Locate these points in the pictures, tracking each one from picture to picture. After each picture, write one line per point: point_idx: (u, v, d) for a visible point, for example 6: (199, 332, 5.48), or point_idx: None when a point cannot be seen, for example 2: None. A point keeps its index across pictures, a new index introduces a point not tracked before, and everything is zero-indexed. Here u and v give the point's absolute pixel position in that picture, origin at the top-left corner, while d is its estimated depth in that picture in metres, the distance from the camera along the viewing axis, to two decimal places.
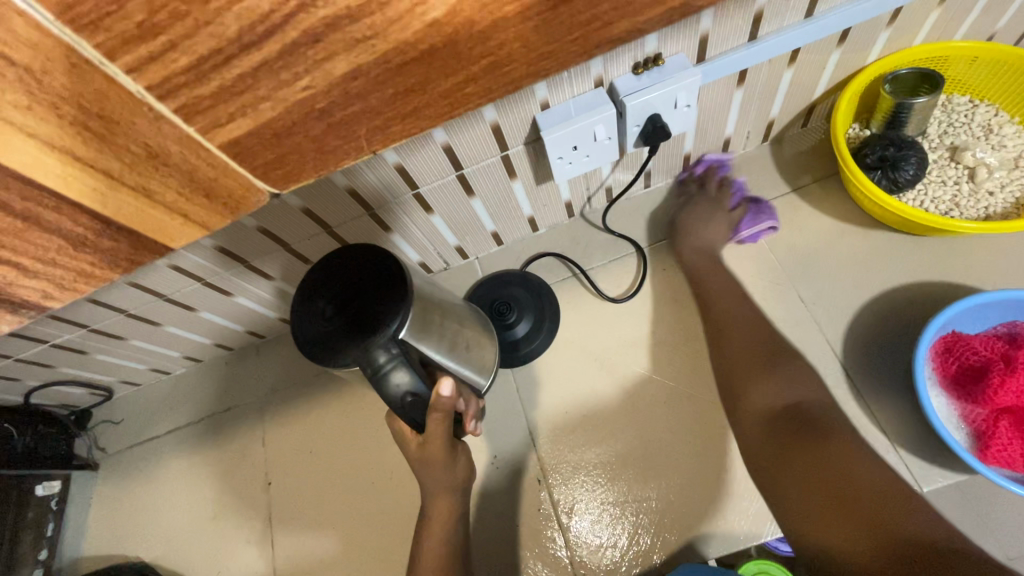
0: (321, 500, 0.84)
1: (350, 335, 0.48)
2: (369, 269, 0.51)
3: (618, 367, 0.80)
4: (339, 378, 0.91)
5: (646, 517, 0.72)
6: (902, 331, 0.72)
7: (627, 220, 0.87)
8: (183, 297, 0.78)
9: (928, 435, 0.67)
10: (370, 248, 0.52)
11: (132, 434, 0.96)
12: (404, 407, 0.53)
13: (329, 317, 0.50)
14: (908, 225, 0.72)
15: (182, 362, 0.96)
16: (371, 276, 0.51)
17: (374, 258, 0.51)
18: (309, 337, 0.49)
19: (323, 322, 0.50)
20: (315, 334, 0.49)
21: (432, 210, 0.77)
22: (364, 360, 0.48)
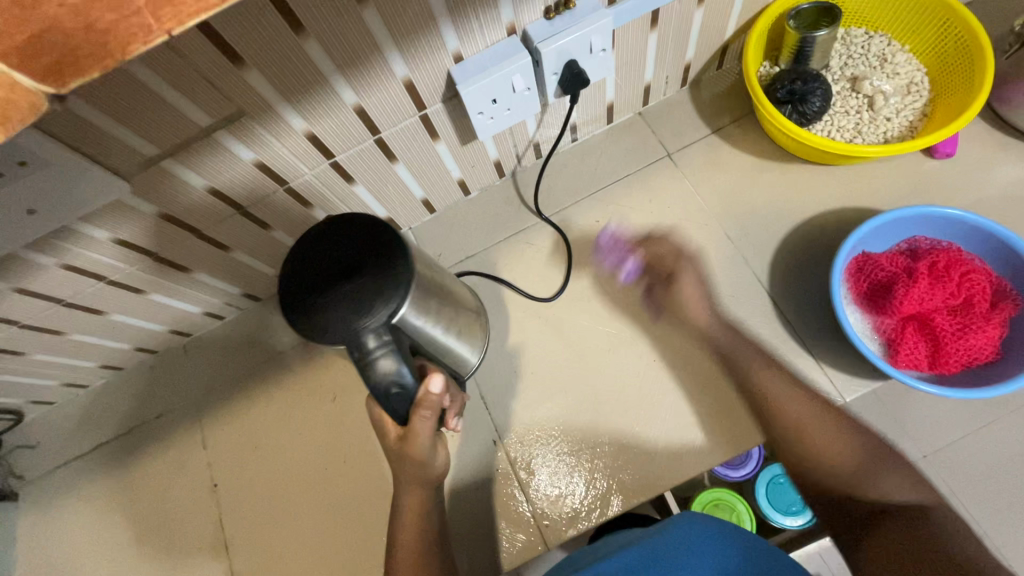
0: (273, 495, 0.81)
1: (342, 309, 0.46)
2: (368, 244, 0.49)
3: (562, 322, 0.80)
4: (279, 368, 0.86)
5: (600, 462, 0.74)
6: (819, 256, 0.77)
7: (557, 177, 0.87)
8: (87, 300, 0.71)
9: (848, 349, 0.72)
10: (373, 222, 0.49)
11: (53, 457, 0.88)
12: (387, 397, 0.48)
13: (319, 288, 0.47)
14: (819, 155, 0.76)
15: (100, 373, 0.88)
16: (370, 251, 0.48)
17: (377, 232, 0.49)
18: (298, 304, 0.47)
19: (315, 291, 0.47)
20: (304, 303, 0.47)
21: (355, 180, 0.73)
22: (351, 340, 0.46)
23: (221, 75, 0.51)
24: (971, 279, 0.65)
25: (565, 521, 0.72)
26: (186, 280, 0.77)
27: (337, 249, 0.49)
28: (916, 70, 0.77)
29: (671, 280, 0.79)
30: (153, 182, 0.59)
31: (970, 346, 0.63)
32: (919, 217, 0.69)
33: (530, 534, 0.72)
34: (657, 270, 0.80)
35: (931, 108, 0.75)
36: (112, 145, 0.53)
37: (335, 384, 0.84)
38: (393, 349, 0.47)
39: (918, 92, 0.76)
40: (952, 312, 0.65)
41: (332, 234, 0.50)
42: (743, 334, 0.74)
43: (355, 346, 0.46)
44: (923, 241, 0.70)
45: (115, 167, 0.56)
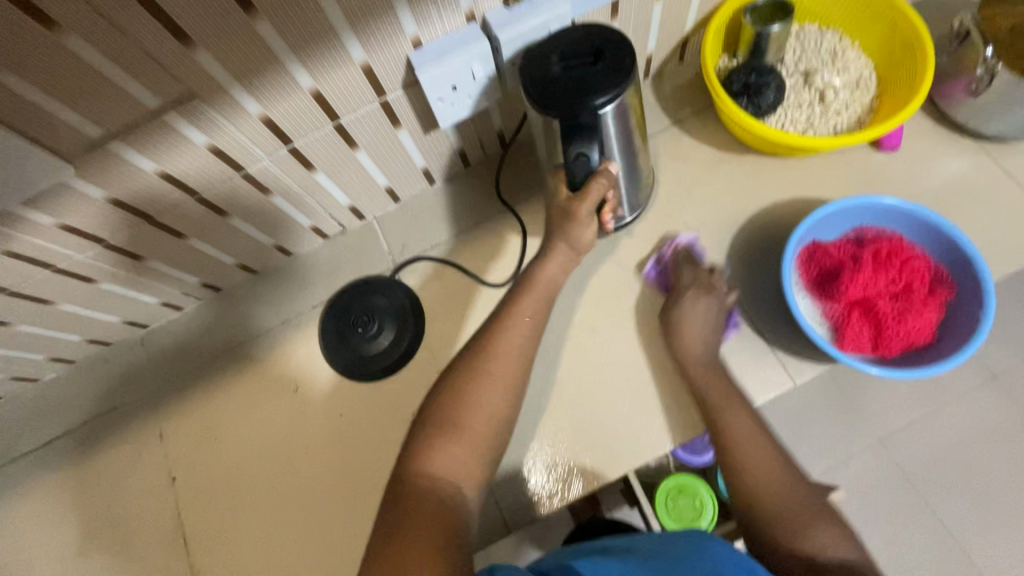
0: (232, 487, 0.79)
1: (565, 87, 0.56)
2: (601, 50, 0.57)
3: None
4: (240, 358, 0.85)
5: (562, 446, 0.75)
6: (774, 245, 0.79)
7: (521, 165, 0.87)
8: (32, 288, 0.68)
9: (800, 333, 0.74)
10: (613, 37, 0.58)
11: (0, 453, 0.85)
12: (573, 164, 0.60)
13: (556, 65, 0.57)
14: (774, 147, 0.78)
15: (51, 366, 0.85)
16: (604, 55, 0.57)
17: (615, 41, 0.57)
18: (532, 71, 0.58)
19: (548, 67, 0.57)
20: (539, 73, 0.58)
21: (315, 167, 0.72)
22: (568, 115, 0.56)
23: (168, 54, 0.50)
24: (912, 266, 0.69)
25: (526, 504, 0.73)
26: (141, 268, 0.74)
27: (579, 46, 0.58)
28: (865, 66, 0.80)
29: (633, 268, 0.81)
30: (101, 166, 0.57)
31: (910, 329, 0.66)
32: (865, 207, 0.72)
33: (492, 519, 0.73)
34: (619, 258, 0.82)
35: (878, 102, 0.78)
36: (52, 125, 0.51)
37: (298, 374, 0.83)
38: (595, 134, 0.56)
39: (865, 87, 0.79)
40: (893, 297, 0.68)
41: (566, 38, 0.59)
42: None
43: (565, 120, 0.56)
44: (869, 230, 0.73)
45: (58, 149, 0.54)
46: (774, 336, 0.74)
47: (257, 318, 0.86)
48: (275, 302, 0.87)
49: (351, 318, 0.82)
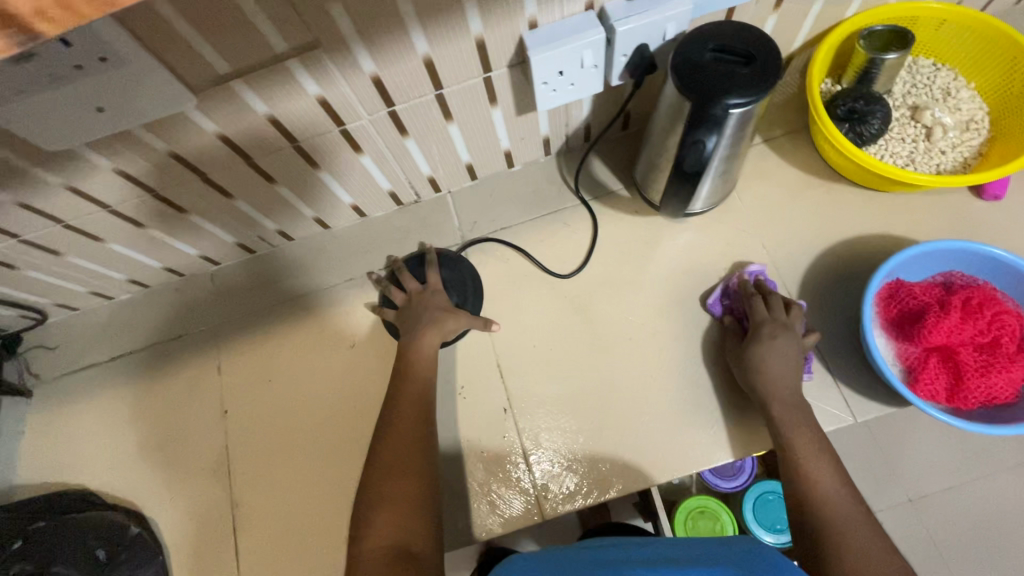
0: (279, 429, 0.82)
1: (706, 77, 0.58)
2: (754, 53, 0.59)
3: (587, 304, 0.81)
4: (303, 307, 0.88)
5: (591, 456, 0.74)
6: (851, 277, 0.77)
7: (601, 161, 0.87)
8: (130, 210, 0.72)
9: (869, 371, 0.72)
10: (770, 45, 0.59)
11: (70, 360, 0.90)
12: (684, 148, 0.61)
13: (707, 53, 0.60)
14: (868, 178, 0.76)
15: (126, 287, 0.90)
16: (755, 58, 0.59)
17: (768, 48, 0.59)
18: (684, 53, 0.60)
19: (700, 54, 0.60)
20: (690, 56, 0.60)
21: (408, 133, 0.74)
22: (703, 101, 0.58)
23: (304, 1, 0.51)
24: (1002, 319, 0.66)
25: (562, 494, 0.74)
26: (227, 206, 0.78)
27: (735, 42, 0.60)
28: (978, 109, 0.77)
29: (701, 280, 0.80)
30: (219, 101, 0.59)
31: (992, 385, 0.64)
32: (959, 251, 0.69)
33: (527, 503, 0.74)
34: (688, 268, 0.81)
35: (987, 147, 0.75)
36: (187, 57, 0.53)
37: (355, 331, 0.85)
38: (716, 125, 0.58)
39: (976, 130, 0.76)
40: (978, 349, 0.65)
41: (725, 31, 0.60)
42: None
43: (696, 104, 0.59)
44: (958, 276, 0.70)
45: (185, 80, 0.56)
46: (840, 370, 0.72)
47: (322, 272, 0.89)
48: (341, 259, 0.89)
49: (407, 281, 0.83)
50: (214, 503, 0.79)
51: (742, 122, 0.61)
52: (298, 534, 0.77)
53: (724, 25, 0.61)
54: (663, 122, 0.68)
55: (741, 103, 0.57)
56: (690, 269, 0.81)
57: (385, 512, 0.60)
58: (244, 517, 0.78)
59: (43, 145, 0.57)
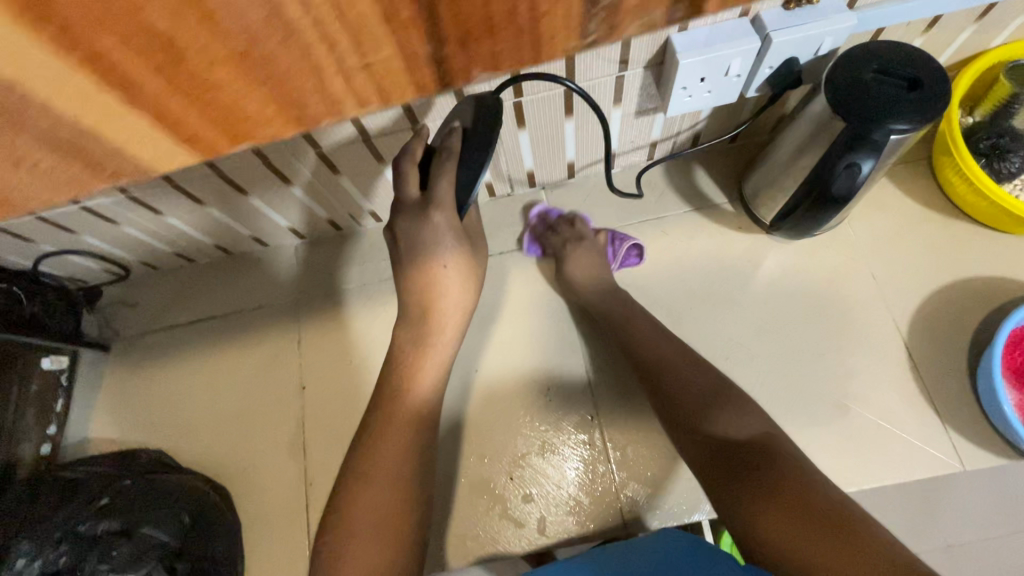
0: (355, 412, 0.80)
1: (869, 99, 0.55)
2: (923, 78, 0.55)
3: (682, 318, 0.79)
4: (386, 291, 0.86)
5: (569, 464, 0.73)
6: (971, 319, 0.73)
7: (703, 172, 0.85)
8: (237, 175, 0.71)
9: (985, 419, 0.69)
10: (941, 72, 0.56)
11: (149, 319, 0.91)
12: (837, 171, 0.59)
13: (870, 71, 0.56)
14: (997, 216, 0.73)
15: (209, 251, 0.90)
16: (925, 83, 0.55)
17: (936, 74, 0.56)
18: (843, 71, 0.57)
19: (862, 72, 0.57)
20: (849, 73, 0.57)
21: (524, 124, 0.72)
22: (864, 124, 0.55)
23: None
24: None
25: (645, 511, 0.72)
26: (328, 180, 0.76)
27: (900, 62, 0.56)
28: None
29: (804, 306, 0.77)
30: None
31: None
32: None
33: (609, 512, 0.72)
34: (789, 289, 0.78)
35: None
36: None
37: None
38: (875, 148, 0.56)
39: None
40: None
41: (888, 50, 0.57)
42: (871, 378, 0.72)
43: (853, 125, 0.56)
44: None
45: None
46: (951, 415, 0.69)
47: None
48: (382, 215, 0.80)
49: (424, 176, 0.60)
50: (287, 479, 0.78)
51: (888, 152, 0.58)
52: None
53: (886, 44, 0.58)
54: (790, 148, 0.68)
55: (903, 128, 0.54)
56: (792, 291, 0.78)
57: (356, 546, 0.52)
58: (315, 498, 0.77)
59: None
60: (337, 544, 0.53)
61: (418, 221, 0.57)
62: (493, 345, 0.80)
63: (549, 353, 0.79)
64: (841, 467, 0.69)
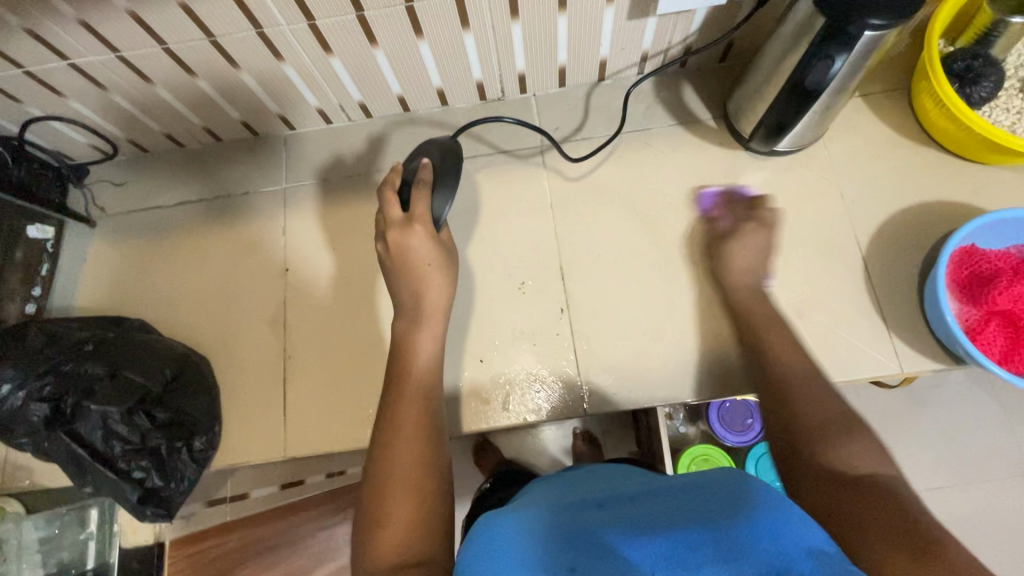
0: (338, 295, 0.83)
1: None
2: None
3: (657, 224, 0.82)
4: (374, 184, 0.88)
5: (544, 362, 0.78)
6: (927, 238, 0.77)
7: (691, 89, 0.87)
8: (231, 45, 0.72)
9: (927, 329, 0.73)
10: None
11: (137, 199, 0.91)
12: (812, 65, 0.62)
13: None
14: (965, 142, 0.76)
15: (199, 136, 0.90)
16: None
17: None
18: None
19: None
20: None
21: (518, 16, 0.73)
22: (843, 20, 0.57)
23: None
24: None
25: (604, 396, 0.77)
26: (321, 62, 0.77)
27: None
28: None
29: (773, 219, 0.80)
30: None
31: None
32: None
33: (573, 397, 0.77)
34: (760, 202, 0.81)
35: None
36: None
37: None
38: (852, 44, 0.58)
39: None
40: None
41: None
42: (827, 287, 0.76)
43: (833, 22, 0.58)
44: None
45: None
46: (896, 324, 0.74)
47: (395, 154, 0.89)
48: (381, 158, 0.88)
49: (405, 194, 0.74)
50: (268, 353, 0.81)
51: (864, 53, 0.60)
52: (344, 396, 0.79)
53: None
54: (773, 56, 0.70)
55: (879, 24, 0.56)
56: (763, 205, 0.81)
57: (390, 512, 0.54)
58: (293, 369, 0.80)
59: None
60: (373, 514, 0.55)
61: (404, 232, 0.69)
62: (473, 239, 0.83)
63: (526, 249, 0.82)
64: None
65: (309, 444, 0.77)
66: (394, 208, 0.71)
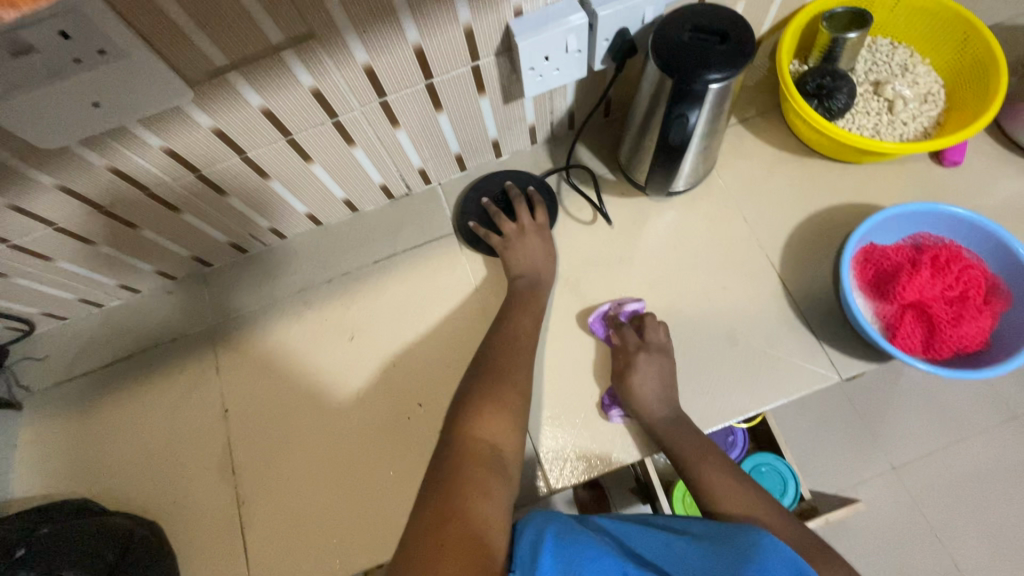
0: (280, 425, 0.81)
1: (689, 58, 0.61)
2: (732, 36, 0.62)
3: (580, 284, 0.84)
4: (299, 303, 0.88)
5: None
6: (831, 244, 0.80)
7: (586, 148, 0.91)
8: (123, 209, 0.72)
9: (855, 331, 0.75)
10: (745, 33, 0.62)
11: (61, 370, 0.89)
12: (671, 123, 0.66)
13: (687, 33, 0.64)
14: (838, 150, 0.80)
15: (117, 293, 0.89)
16: (734, 41, 0.62)
17: (743, 33, 0.62)
18: (665, 36, 0.64)
19: (681, 31, 0.64)
20: (672, 35, 0.64)
21: (398, 123, 0.76)
22: (686, 82, 0.61)
23: None
24: (969, 275, 0.70)
25: (563, 467, 0.76)
26: (220, 203, 0.78)
27: (713, 22, 0.63)
28: (934, 83, 0.82)
29: (688, 257, 0.83)
30: (215, 95, 0.60)
31: (963, 334, 0.68)
32: (923, 213, 0.73)
33: (535, 477, 0.76)
34: (671, 241, 0.84)
35: (944, 118, 0.80)
36: (187, 50, 0.54)
37: (353, 323, 0.85)
38: (700, 100, 0.62)
39: (934, 102, 0.80)
40: (948, 302, 0.70)
41: (700, 15, 0.64)
42: (753, 311, 0.79)
43: (679, 86, 0.62)
44: (926, 237, 0.74)
45: (183, 73, 0.57)
46: (824, 332, 0.76)
47: (315, 267, 0.90)
48: (316, 305, 0.87)
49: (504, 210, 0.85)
50: (220, 502, 0.78)
51: (716, 104, 0.65)
52: (307, 531, 0.76)
53: (692, 9, 0.65)
54: (642, 114, 0.74)
55: (718, 80, 0.61)
56: (675, 244, 0.84)
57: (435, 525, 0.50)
58: (248, 514, 0.77)
59: (41, 143, 0.57)
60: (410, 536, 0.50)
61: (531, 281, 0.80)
62: (407, 339, 0.84)
63: (460, 337, 0.83)
64: (736, 396, 0.76)
65: None
66: (520, 215, 0.84)
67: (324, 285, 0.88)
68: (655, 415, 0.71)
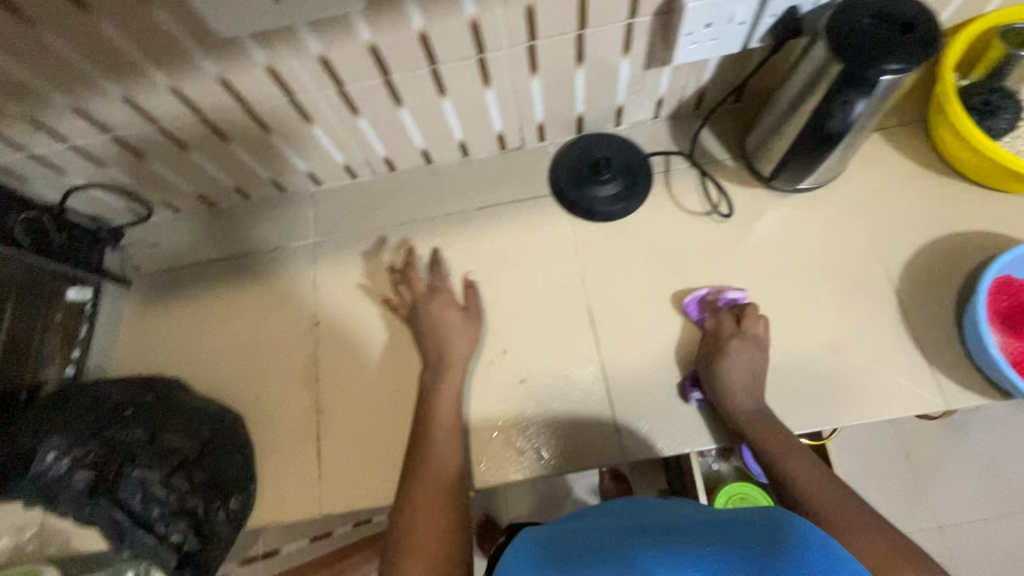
0: (367, 346, 0.84)
1: (871, 45, 0.59)
2: (922, 28, 0.59)
3: (683, 266, 0.82)
4: (399, 235, 0.90)
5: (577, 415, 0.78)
6: (960, 271, 0.76)
7: (710, 131, 0.88)
8: (263, 111, 0.75)
9: (971, 363, 0.72)
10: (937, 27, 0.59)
11: (169, 258, 0.94)
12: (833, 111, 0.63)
13: (872, 19, 0.60)
14: (988, 173, 0.76)
15: (230, 196, 0.93)
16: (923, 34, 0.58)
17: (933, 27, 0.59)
18: (846, 19, 0.61)
19: (865, 17, 0.61)
20: (855, 18, 0.61)
21: (537, 71, 0.76)
22: (862, 70, 0.59)
23: None
24: None
25: (637, 441, 0.76)
26: (349, 123, 0.80)
27: (903, 12, 0.60)
28: None
29: (800, 258, 0.80)
30: (384, 9, 0.61)
31: None
32: None
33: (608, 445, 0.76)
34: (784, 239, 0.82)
35: None
36: None
37: (450, 264, 0.87)
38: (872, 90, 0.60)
39: None
40: None
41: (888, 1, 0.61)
42: (861, 324, 0.76)
43: (853, 73, 0.59)
44: None
45: None
46: (936, 359, 0.73)
47: (418, 204, 0.91)
48: (415, 240, 0.89)
49: (602, 171, 0.84)
50: (300, 407, 0.82)
51: (883, 97, 0.62)
52: (380, 451, 0.79)
53: None
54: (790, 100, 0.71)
55: (899, 72, 0.58)
56: (788, 243, 0.82)
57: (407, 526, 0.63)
58: (326, 423, 0.80)
59: (218, 29, 0.59)
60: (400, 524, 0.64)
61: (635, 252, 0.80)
62: (500, 289, 0.84)
63: (552, 296, 0.83)
64: (828, 405, 0.74)
65: (345, 502, 0.77)
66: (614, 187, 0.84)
67: (425, 223, 0.90)
68: (746, 407, 0.70)
